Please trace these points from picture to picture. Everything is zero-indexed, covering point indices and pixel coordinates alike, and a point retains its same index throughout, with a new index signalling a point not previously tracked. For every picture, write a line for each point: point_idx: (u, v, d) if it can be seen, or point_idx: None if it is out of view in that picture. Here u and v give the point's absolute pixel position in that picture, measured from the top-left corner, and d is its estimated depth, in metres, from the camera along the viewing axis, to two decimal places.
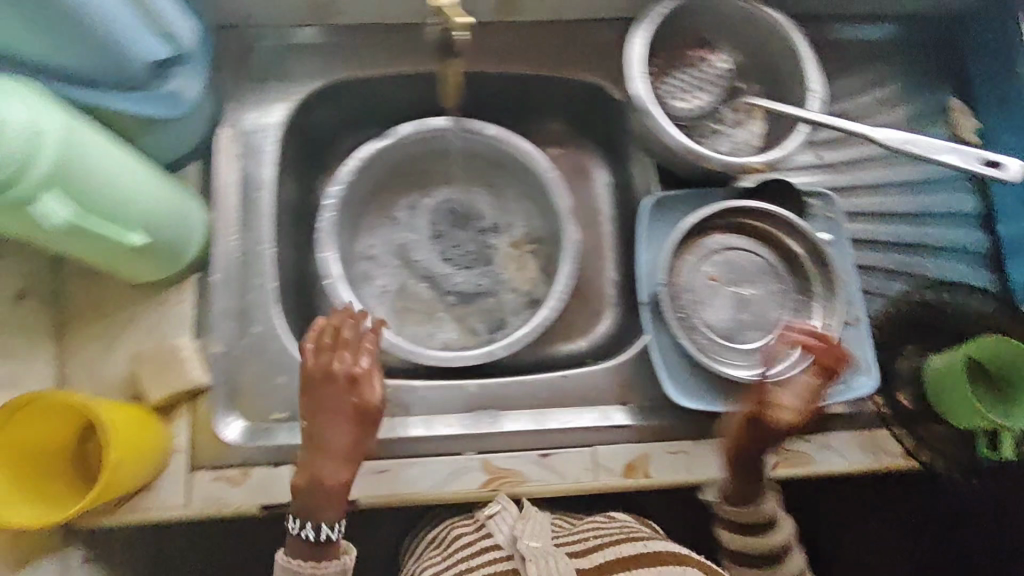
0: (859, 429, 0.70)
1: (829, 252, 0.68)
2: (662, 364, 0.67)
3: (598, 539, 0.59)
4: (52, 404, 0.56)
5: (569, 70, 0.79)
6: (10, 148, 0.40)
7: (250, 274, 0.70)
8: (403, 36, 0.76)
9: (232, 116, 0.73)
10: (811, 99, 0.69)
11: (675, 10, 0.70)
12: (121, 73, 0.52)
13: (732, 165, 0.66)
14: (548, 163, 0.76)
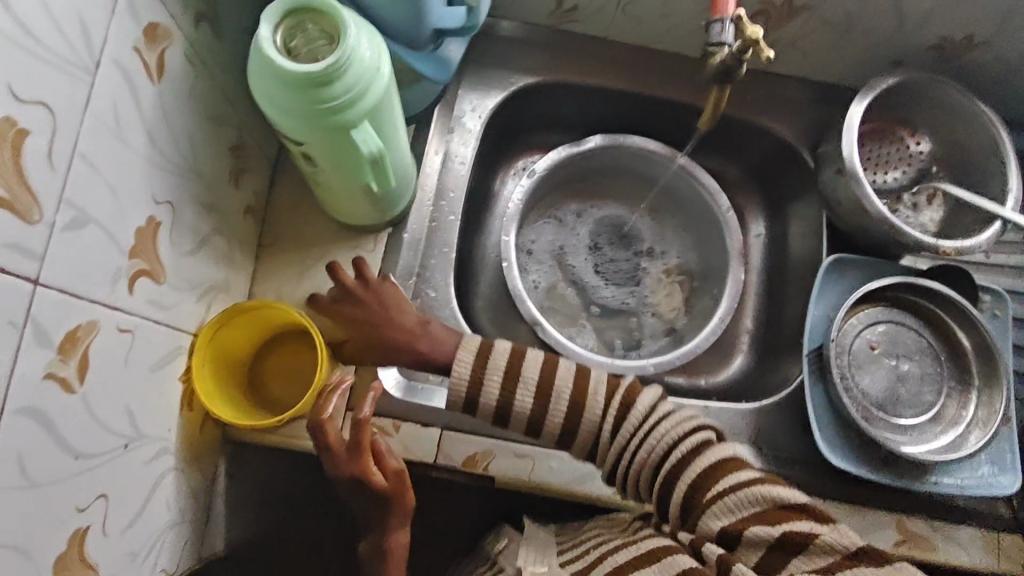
0: (987, 529, 0.70)
1: (999, 349, 0.68)
2: (814, 416, 0.68)
3: (598, 550, 0.57)
4: (272, 317, 0.59)
5: (763, 120, 0.82)
6: (361, 73, 0.45)
7: (437, 241, 0.73)
8: (619, 54, 0.80)
9: (450, 93, 0.77)
10: (1007, 197, 0.71)
11: (895, 87, 0.74)
12: (414, 33, 0.57)
13: (923, 242, 0.68)
14: (729, 206, 0.80)
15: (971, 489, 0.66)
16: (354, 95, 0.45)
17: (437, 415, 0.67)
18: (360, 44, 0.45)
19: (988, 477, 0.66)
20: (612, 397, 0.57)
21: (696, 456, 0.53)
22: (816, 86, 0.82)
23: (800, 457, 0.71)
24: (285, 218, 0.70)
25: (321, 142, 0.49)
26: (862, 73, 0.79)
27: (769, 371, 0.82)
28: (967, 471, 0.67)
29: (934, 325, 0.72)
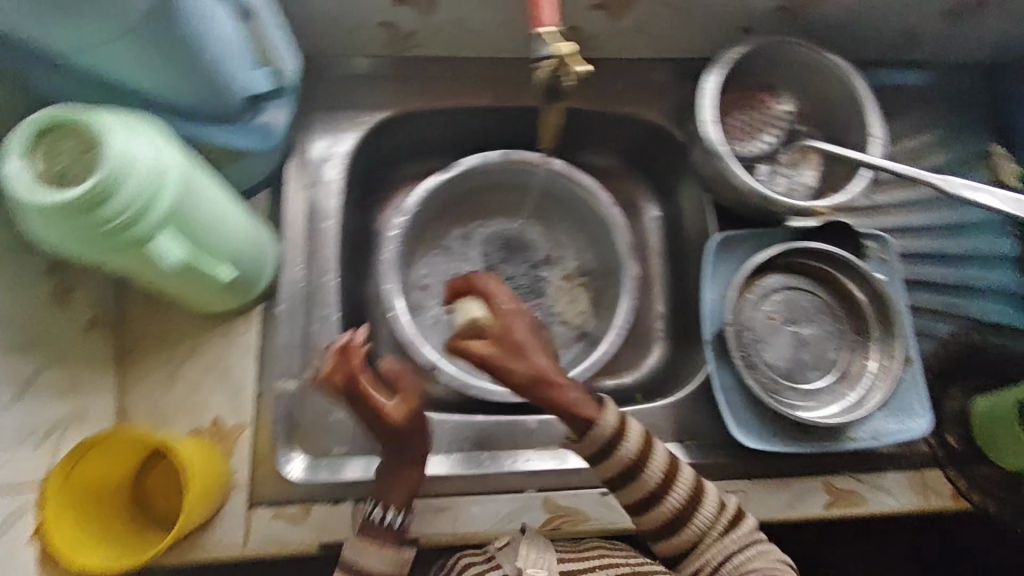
0: (910, 469, 0.71)
1: (890, 296, 0.69)
2: (725, 402, 0.67)
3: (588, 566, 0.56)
4: (125, 443, 0.55)
5: (630, 108, 0.80)
6: (135, 187, 0.40)
7: (314, 305, 0.69)
8: (469, 69, 0.76)
9: (299, 145, 0.72)
10: (872, 145, 0.71)
11: (747, 53, 0.72)
12: (221, 107, 0.52)
13: (799, 210, 0.68)
14: (612, 200, 0.78)
15: (889, 438, 0.67)
16: (134, 209, 0.41)
17: (347, 489, 0.64)
18: (131, 151, 0.41)
19: (900, 424, 0.68)
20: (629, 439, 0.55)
21: (675, 483, 0.55)
22: (676, 61, 0.80)
23: (724, 443, 0.70)
24: (143, 318, 0.65)
25: (119, 260, 0.44)
26: (716, 42, 0.77)
27: (684, 356, 0.81)
28: (881, 422, 0.68)
29: (828, 283, 0.72)
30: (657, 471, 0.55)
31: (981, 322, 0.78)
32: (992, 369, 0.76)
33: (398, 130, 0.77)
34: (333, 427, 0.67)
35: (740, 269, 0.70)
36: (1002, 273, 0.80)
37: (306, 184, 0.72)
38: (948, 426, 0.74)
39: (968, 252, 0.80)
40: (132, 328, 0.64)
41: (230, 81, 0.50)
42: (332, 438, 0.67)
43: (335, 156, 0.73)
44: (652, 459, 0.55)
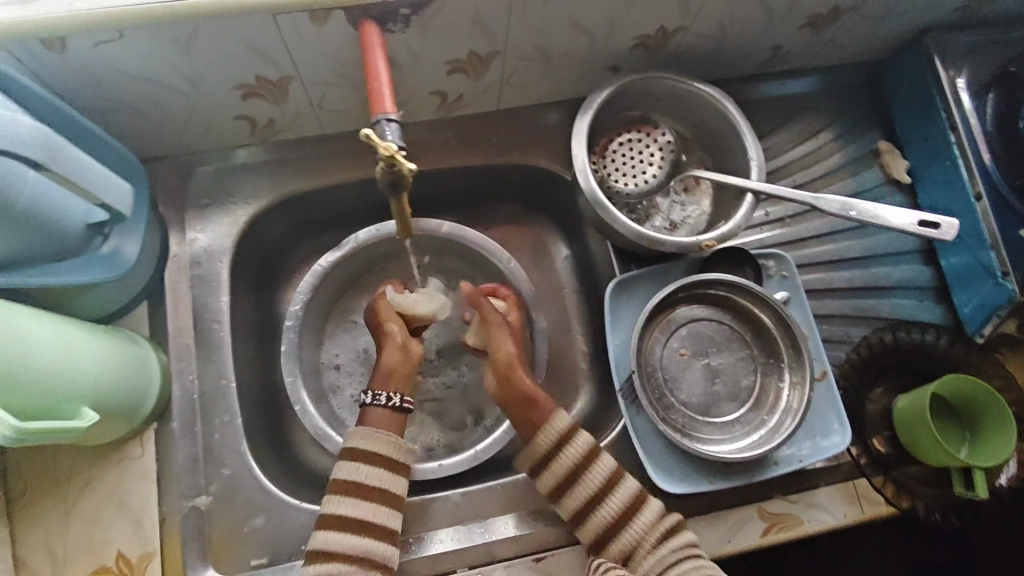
0: (841, 481, 0.71)
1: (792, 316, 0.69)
2: (644, 449, 0.66)
3: None
4: None
5: (516, 157, 0.79)
6: None
7: (213, 413, 0.67)
8: (344, 144, 0.74)
9: (178, 249, 0.70)
10: (751, 169, 0.71)
11: (615, 92, 0.72)
12: (61, 247, 0.51)
13: (684, 245, 0.68)
14: (508, 254, 0.76)
15: (811, 459, 0.67)
16: None
17: None
18: None
19: (819, 442, 0.68)
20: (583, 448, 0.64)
21: (613, 494, 0.62)
22: (555, 105, 0.80)
23: (653, 486, 0.69)
24: (29, 460, 0.62)
25: None
26: (589, 82, 0.77)
27: (610, 395, 0.80)
28: (801, 442, 0.68)
29: (733, 310, 0.72)
30: (600, 479, 0.63)
31: (897, 320, 0.79)
32: (911, 365, 0.77)
33: (283, 214, 0.75)
34: (247, 538, 0.64)
35: (643, 309, 0.69)
36: (908, 267, 0.81)
37: (189, 288, 0.69)
38: (873, 430, 0.74)
39: (869, 252, 0.81)
40: (18, 473, 0.61)
41: (59, 218, 0.50)
42: (249, 550, 0.64)
43: (217, 253, 0.71)
44: (591, 469, 0.63)
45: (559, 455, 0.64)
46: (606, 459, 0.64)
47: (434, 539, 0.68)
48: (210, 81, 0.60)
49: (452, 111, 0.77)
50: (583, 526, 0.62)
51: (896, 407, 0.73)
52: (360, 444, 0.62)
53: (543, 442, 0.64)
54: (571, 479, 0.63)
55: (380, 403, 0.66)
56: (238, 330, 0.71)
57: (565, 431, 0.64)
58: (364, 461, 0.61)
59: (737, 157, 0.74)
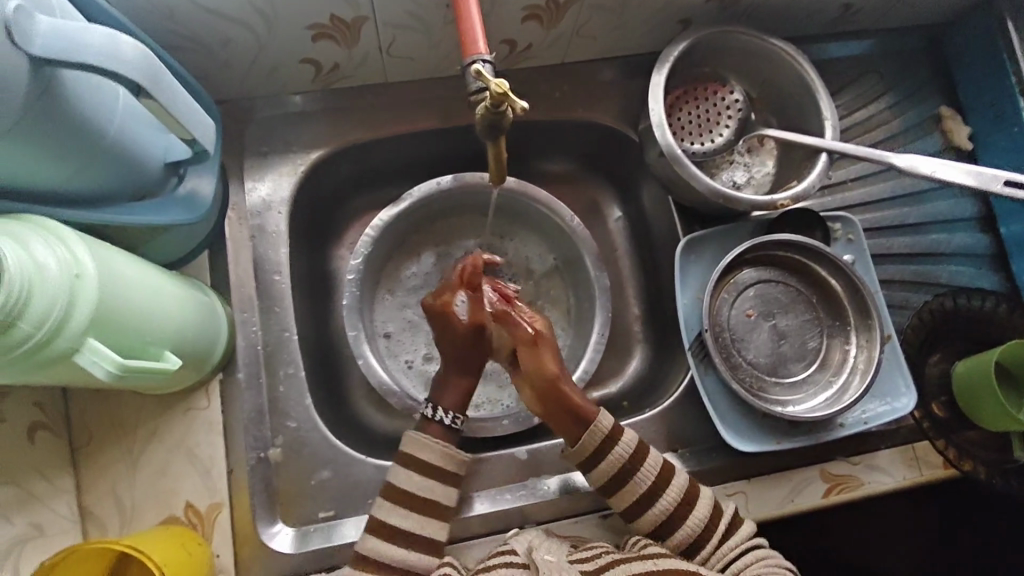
0: (901, 444, 0.71)
1: (864, 280, 0.68)
2: (712, 408, 0.66)
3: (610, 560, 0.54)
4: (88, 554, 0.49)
5: (578, 113, 0.77)
6: (47, 300, 0.36)
7: (276, 365, 0.65)
8: (405, 94, 0.72)
9: (237, 198, 0.68)
10: (825, 129, 0.70)
11: (688, 47, 0.70)
12: (138, 184, 0.49)
13: (759, 204, 0.67)
14: (572, 213, 0.75)
15: (878, 420, 0.67)
16: (49, 324, 0.36)
17: (337, 553, 0.62)
18: (38, 261, 0.36)
19: (886, 405, 0.68)
20: (670, 489, 0.60)
21: (691, 510, 0.60)
22: (619, 61, 0.77)
23: (716, 446, 0.69)
24: (93, 410, 0.60)
25: (43, 379, 0.40)
26: (657, 36, 0.74)
27: (665, 358, 0.79)
28: (869, 405, 0.68)
29: (800, 273, 0.71)
30: (676, 494, 0.60)
31: (955, 287, 0.79)
32: (970, 331, 0.77)
33: (341, 165, 0.73)
34: (314, 492, 0.64)
35: (714, 270, 0.68)
36: (966, 235, 0.80)
37: (250, 240, 0.68)
38: (932, 395, 0.74)
39: (929, 218, 0.80)
40: (82, 422, 0.60)
41: (140, 153, 0.47)
42: (317, 503, 0.64)
43: (277, 203, 0.69)
44: (642, 464, 0.61)
45: (636, 476, 0.60)
46: (631, 434, 0.62)
47: (479, 497, 0.67)
48: (281, 18, 0.58)
49: (515, 63, 0.75)
50: (614, 494, 0.61)
51: (955, 371, 0.73)
52: (414, 451, 0.62)
53: (615, 458, 0.61)
54: (602, 455, 0.61)
55: (438, 422, 0.64)
56: (296, 282, 0.70)
57: (611, 430, 0.61)
58: (416, 470, 0.61)
59: (808, 118, 0.72)
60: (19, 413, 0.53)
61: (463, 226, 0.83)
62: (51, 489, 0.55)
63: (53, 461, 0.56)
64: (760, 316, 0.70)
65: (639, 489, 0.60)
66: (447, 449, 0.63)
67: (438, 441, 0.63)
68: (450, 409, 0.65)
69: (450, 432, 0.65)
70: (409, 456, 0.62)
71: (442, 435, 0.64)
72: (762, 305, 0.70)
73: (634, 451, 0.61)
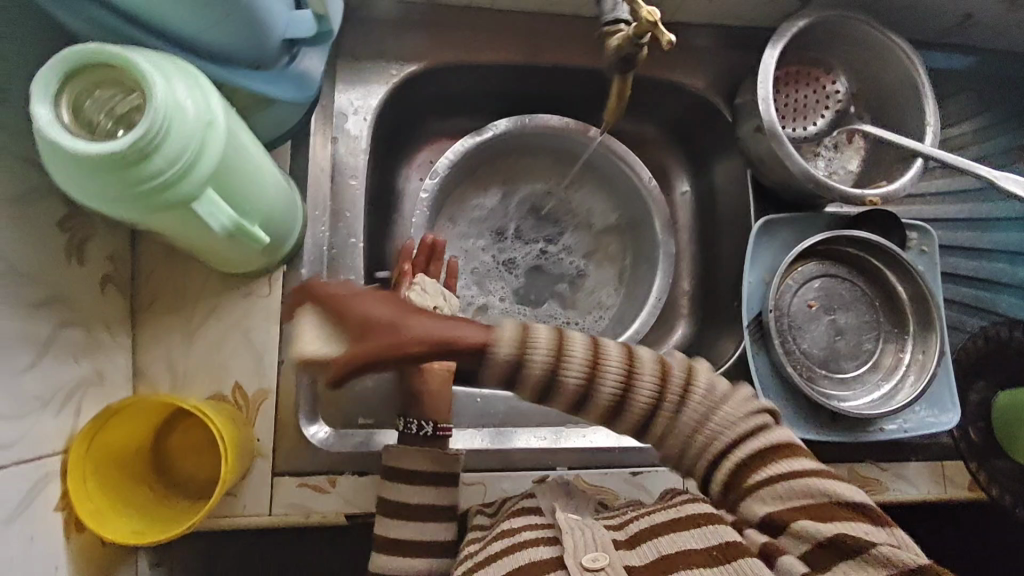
0: (931, 459, 0.72)
1: (934, 293, 0.68)
2: (759, 388, 0.67)
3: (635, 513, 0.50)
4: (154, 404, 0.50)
5: (674, 76, 0.76)
6: (185, 139, 0.36)
7: (339, 267, 0.65)
8: (507, 23, 0.71)
9: (327, 95, 0.67)
10: (925, 133, 0.69)
11: (806, 26, 0.69)
12: (260, 51, 0.48)
13: (849, 197, 0.66)
14: (649, 175, 0.75)
15: (917, 429, 0.67)
16: (180, 164, 0.36)
17: (372, 459, 0.62)
18: (178, 97, 0.36)
19: (931, 416, 0.68)
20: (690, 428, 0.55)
21: None
22: (725, 30, 0.76)
23: None
24: (159, 275, 0.60)
25: (154, 222, 0.40)
26: (770, 9, 0.73)
27: (710, 336, 0.79)
28: (912, 414, 0.68)
29: (868, 274, 0.71)
30: None
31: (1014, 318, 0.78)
32: None
33: (430, 82, 0.72)
34: (356, 396, 0.65)
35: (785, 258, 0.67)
36: None
37: (332, 139, 0.67)
38: (970, 418, 0.74)
39: (1001, 246, 0.79)
40: (147, 285, 0.60)
41: (269, 20, 0.46)
42: (357, 407, 0.65)
43: (363, 109, 0.69)
44: None
45: None
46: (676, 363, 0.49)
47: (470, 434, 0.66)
48: None
49: None
50: None
51: (998, 400, 0.73)
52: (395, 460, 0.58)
53: None
54: (652, 416, 0.47)
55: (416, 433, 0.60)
56: (370, 191, 0.70)
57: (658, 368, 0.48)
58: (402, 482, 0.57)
59: (907, 121, 0.71)
60: (96, 259, 0.54)
61: (534, 170, 0.82)
62: (112, 341, 0.55)
63: (117, 316, 0.57)
64: (821, 309, 0.70)
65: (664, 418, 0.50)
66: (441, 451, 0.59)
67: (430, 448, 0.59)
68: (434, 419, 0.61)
69: (436, 439, 0.61)
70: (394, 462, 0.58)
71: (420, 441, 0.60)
72: (822, 297, 0.70)
73: None
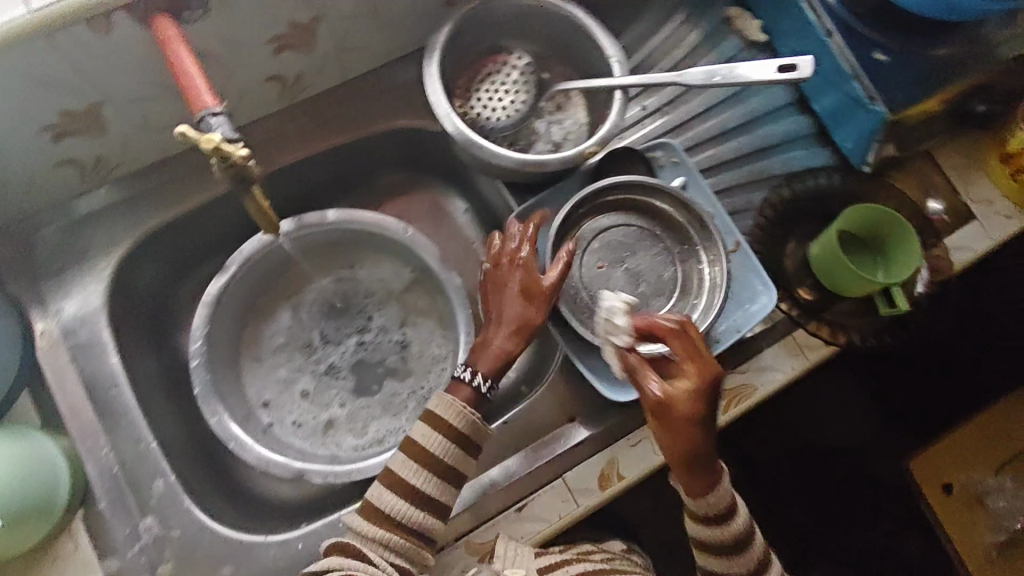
0: (780, 338, 0.73)
1: (687, 197, 0.68)
2: (587, 369, 0.67)
3: None
4: None
5: (375, 125, 0.73)
6: None
7: (139, 479, 0.62)
8: (190, 159, 0.67)
9: (45, 323, 0.64)
10: (612, 66, 0.69)
11: (455, 30, 0.69)
12: None
13: (566, 159, 0.66)
14: (400, 224, 0.74)
15: (748, 326, 0.68)
16: None
17: None
18: None
19: (753, 309, 0.69)
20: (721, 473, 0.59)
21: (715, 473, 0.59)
22: (407, 59, 0.75)
23: (609, 403, 0.69)
24: None
25: None
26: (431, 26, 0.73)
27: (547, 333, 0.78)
28: (738, 315, 0.69)
29: (635, 210, 0.72)
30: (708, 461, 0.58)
31: (790, 172, 0.81)
32: (815, 210, 0.79)
33: (152, 252, 0.69)
34: None
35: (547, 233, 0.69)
36: (787, 120, 0.82)
37: (71, 361, 0.63)
38: (797, 282, 0.76)
39: (748, 116, 0.82)
40: None
41: None
42: None
43: (90, 316, 0.64)
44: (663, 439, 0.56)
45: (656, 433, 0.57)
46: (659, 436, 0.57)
47: None
48: (10, 129, 0.55)
49: (296, 95, 0.71)
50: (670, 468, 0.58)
51: (812, 255, 0.76)
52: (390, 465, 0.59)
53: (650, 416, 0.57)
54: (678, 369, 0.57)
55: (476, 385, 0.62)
56: (142, 386, 0.66)
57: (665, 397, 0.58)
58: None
59: (596, 62, 0.72)
60: None
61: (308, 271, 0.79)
62: None
63: None
64: (611, 265, 0.71)
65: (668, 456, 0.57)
66: (474, 419, 0.60)
67: (466, 412, 0.60)
68: (495, 372, 0.63)
69: (481, 394, 0.62)
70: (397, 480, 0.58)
71: (472, 395, 0.62)
72: (603, 256, 0.71)
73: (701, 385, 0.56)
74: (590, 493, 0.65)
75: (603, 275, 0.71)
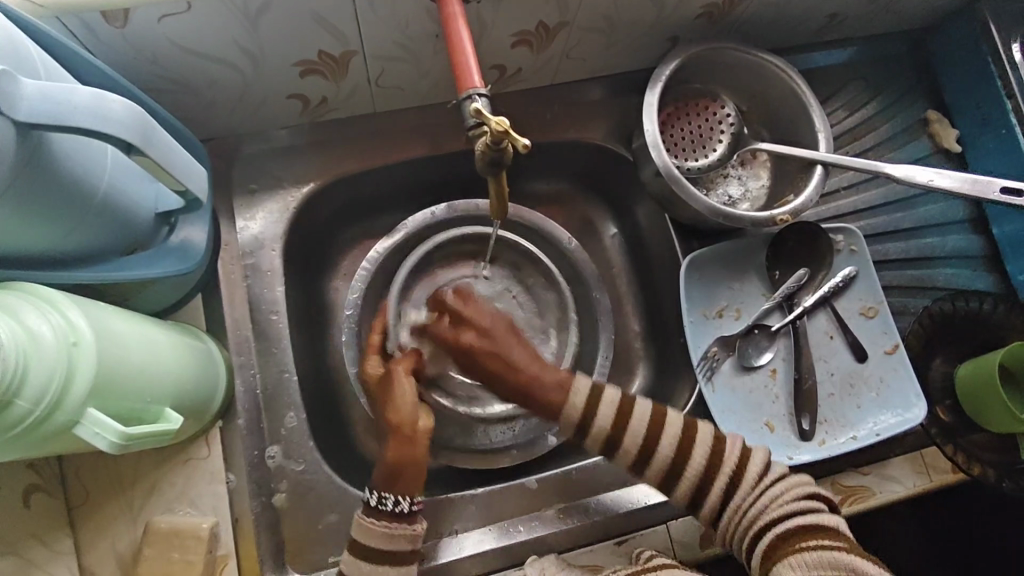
0: (910, 452, 0.72)
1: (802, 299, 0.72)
2: (721, 421, 0.69)
3: None
4: None
5: (569, 134, 0.75)
6: (44, 377, 0.35)
7: (276, 406, 0.64)
8: (392, 122, 0.70)
9: (227, 237, 0.66)
10: (818, 141, 0.70)
11: (680, 64, 0.70)
12: (131, 235, 0.48)
13: (759, 221, 0.67)
14: (569, 238, 0.77)
15: (888, 431, 0.69)
16: (48, 400, 0.36)
17: None
18: (33, 331, 0.36)
19: (897, 416, 0.69)
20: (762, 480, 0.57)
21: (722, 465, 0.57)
22: (610, 79, 0.76)
23: None
24: (88, 466, 0.58)
25: (44, 448, 0.39)
26: (646, 54, 0.73)
27: (669, 378, 0.77)
28: (881, 416, 0.70)
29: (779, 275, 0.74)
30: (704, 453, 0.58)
31: (952, 289, 0.78)
32: (968, 335, 0.76)
33: (332, 197, 0.71)
34: (321, 536, 0.62)
35: (696, 277, 0.73)
36: (959, 237, 0.79)
37: (244, 279, 0.65)
38: (936, 400, 0.74)
39: (922, 223, 0.79)
40: (78, 479, 0.57)
41: (132, 205, 0.46)
42: (324, 548, 0.62)
43: (269, 240, 0.66)
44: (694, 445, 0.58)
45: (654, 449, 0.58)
46: (672, 415, 0.59)
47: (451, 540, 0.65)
48: (269, 56, 0.57)
49: (505, 86, 0.72)
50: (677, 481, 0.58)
51: (956, 375, 0.73)
52: (361, 539, 0.56)
53: (663, 452, 0.57)
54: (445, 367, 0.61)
55: (385, 508, 0.57)
56: (295, 320, 0.68)
57: (618, 404, 0.58)
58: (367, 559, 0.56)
59: (802, 131, 0.72)
60: (13, 480, 0.51)
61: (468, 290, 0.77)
62: (49, 555, 0.53)
63: (50, 524, 0.54)
64: (748, 314, 0.74)
65: (666, 458, 0.57)
66: (408, 530, 0.57)
67: (399, 527, 0.56)
68: (409, 494, 0.57)
69: (410, 516, 0.57)
70: (370, 548, 0.56)
71: (394, 518, 0.57)
72: (740, 310, 0.74)
73: (650, 421, 0.58)
74: (691, 547, 0.65)
75: (738, 323, 0.73)
